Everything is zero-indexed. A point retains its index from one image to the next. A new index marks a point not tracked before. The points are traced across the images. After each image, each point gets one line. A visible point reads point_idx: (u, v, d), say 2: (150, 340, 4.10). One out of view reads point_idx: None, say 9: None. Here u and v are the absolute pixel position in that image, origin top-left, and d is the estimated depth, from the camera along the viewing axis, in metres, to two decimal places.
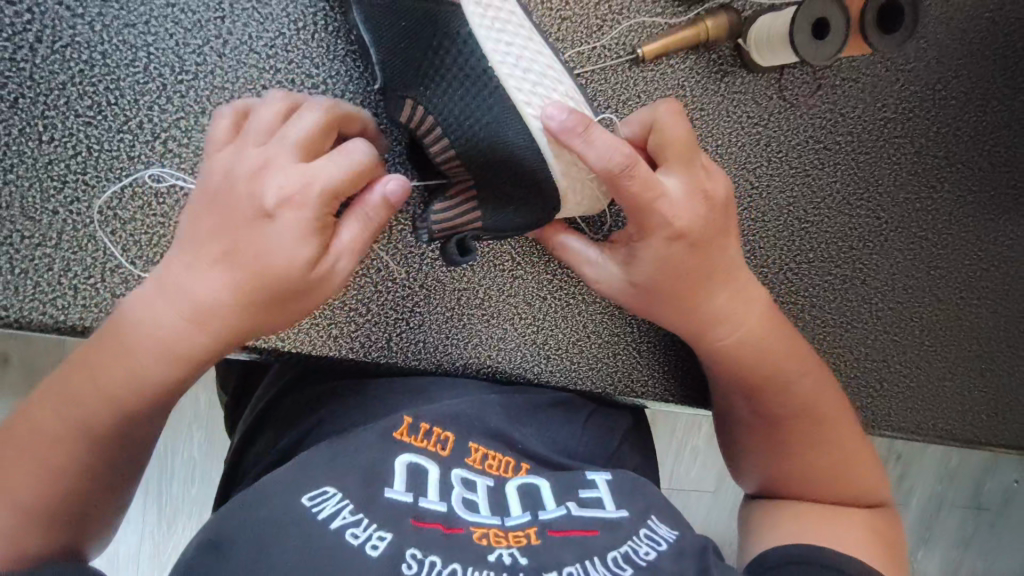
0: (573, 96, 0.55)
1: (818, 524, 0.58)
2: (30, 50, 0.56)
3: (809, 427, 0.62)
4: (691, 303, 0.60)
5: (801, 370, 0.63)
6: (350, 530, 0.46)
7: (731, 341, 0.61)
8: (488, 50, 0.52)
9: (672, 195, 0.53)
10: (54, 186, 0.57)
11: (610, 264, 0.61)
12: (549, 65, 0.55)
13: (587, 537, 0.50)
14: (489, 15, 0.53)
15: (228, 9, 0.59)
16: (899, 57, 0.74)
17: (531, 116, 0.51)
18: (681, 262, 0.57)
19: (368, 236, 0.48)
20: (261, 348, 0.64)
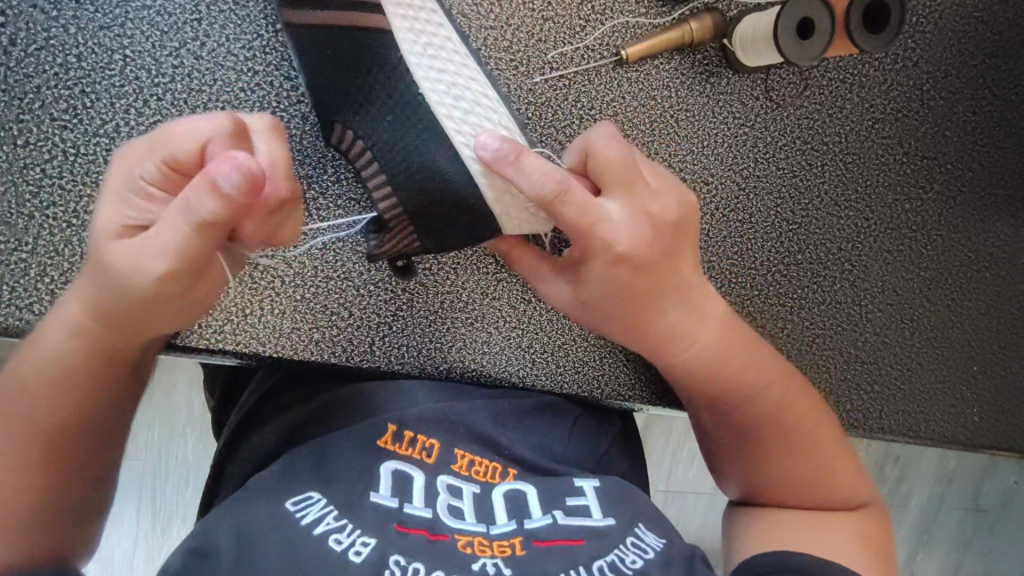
0: (508, 125, 0.55)
1: (803, 531, 0.57)
2: (4, 53, 0.55)
3: (773, 439, 0.61)
4: (642, 320, 0.59)
5: (768, 380, 0.62)
6: (333, 536, 0.45)
7: (686, 356, 0.61)
8: (418, 77, 0.53)
9: (612, 219, 0.53)
10: (29, 191, 0.57)
11: (558, 281, 0.60)
12: (483, 92, 0.55)
13: (573, 547, 0.49)
14: (422, 41, 0.54)
15: (204, 11, 0.59)
16: (886, 56, 0.74)
17: (462, 144, 0.52)
18: (629, 283, 0.56)
19: (185, 233, 0.37)
20: (241, 353, 0.63)
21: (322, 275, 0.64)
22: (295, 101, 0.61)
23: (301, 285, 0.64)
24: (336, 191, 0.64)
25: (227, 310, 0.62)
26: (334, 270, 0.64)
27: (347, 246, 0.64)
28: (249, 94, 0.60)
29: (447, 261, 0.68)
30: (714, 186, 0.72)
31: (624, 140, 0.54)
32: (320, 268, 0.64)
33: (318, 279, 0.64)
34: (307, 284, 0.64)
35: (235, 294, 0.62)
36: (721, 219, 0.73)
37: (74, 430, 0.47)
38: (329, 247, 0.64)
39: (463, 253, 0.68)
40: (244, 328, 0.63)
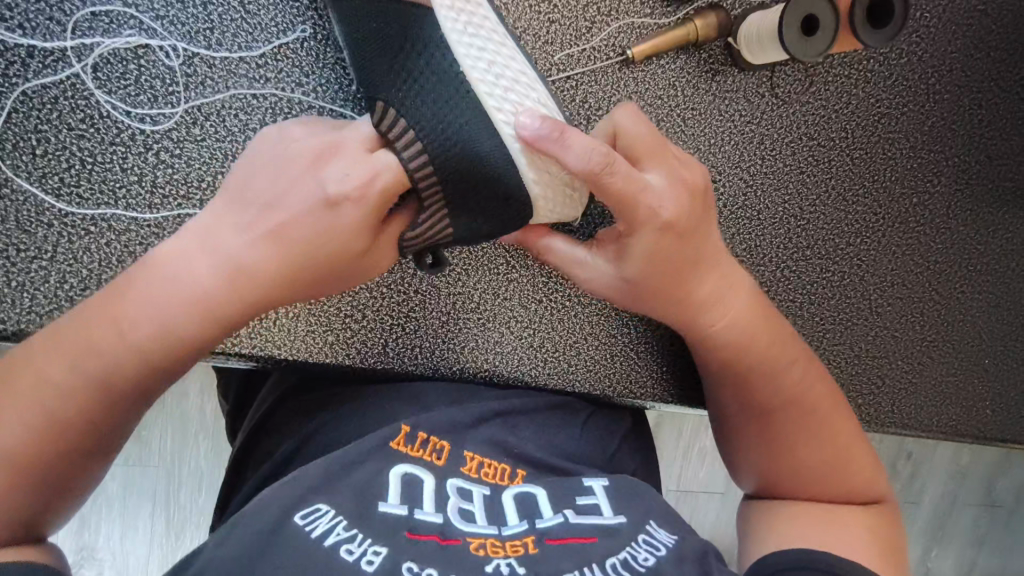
0: (547, 103, 0.56)
1: (816, 525, 0.58)
2: (23, 65, 0.57)
3: (800, 419, 0.61)
4: (683, 292, 0.60)
5: (793, 355, 0.63)
6: (344, 546, 0.45)
7: (723, 327, 0.61)
8: (459, 55, 0.53)
9: (656, 187, 0.54)
10: (48, 200, 0.58)
11: (599, 261, 0.60)
12: (522, 71, 0.55)
13: (584, 545, 0.49)
14: (462, 19, 0.54)
15: (217, 20, 0.60)
16: (891, 51, 0.74)
17: (502, 122, 0.52)
18: (672, 253, 0.57)
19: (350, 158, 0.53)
20: (257, 356, 0.64)
21: None
22: (306, 106, 0.62)
23: None
24: None
25: None
26: None
27: None
28: (262, 101, 0.61)
29: (458, 261, 0.68)
30: (721, 184, 0.72)
31: (647, 120, 0.58)
32: None
33: None
34: None
35: None
36: (730, 216, 0.73)
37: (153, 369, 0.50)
38: None
39: (474, 254, 0.69)
40: (260, 331, 0.64)
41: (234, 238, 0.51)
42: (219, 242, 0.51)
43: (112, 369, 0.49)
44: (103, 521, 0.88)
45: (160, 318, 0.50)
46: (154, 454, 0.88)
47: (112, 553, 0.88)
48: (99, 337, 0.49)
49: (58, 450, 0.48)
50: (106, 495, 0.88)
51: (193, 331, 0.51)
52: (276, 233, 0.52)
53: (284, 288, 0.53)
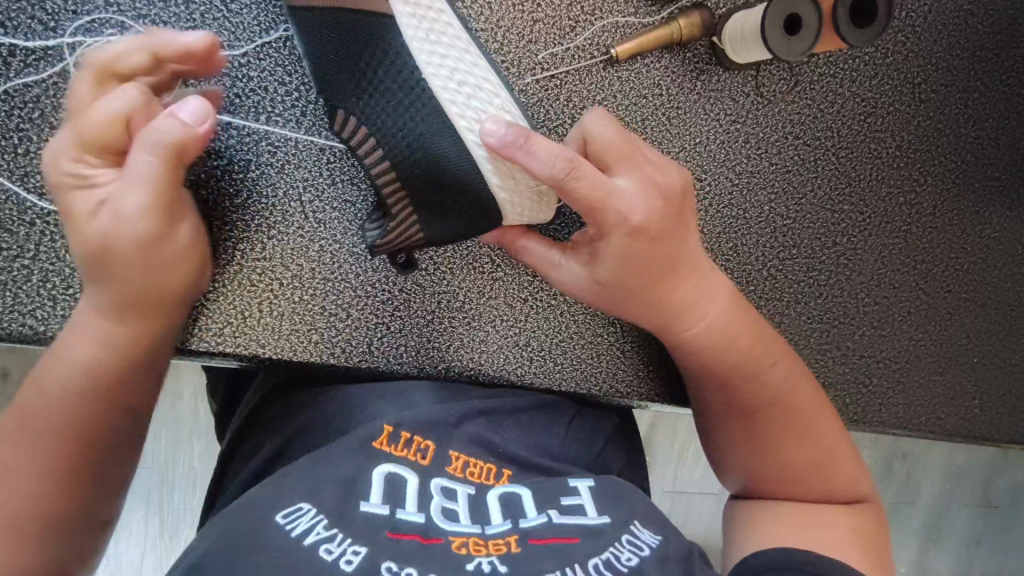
0: (510, 109, 0.55)
1: (797, 524, 0.58)
2: (4, 64, 0.57)
3: (779, 422, 0.61)
4: (657, 295, 0.60)
5: (773, 359, 0.63)
6: (323, 546, 0.45)
7: (698, 330, 0.62)
8: (421, 63, 0.53)
9: (625, 191, 0.55)
10: (30, 198, 0.58)
11: (573, 264, 0.60)
12: (485, 77, 0.55)
13: (568, 545, 0.49)
14: (424, 26, 0.54)
15: (199, 19, 0.60)
16: (875, 51, 0.74)
17: (465, 129, 0.53)
18: (644, 256, 0.57)
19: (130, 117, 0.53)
20: (240, 355, 0.64)
21: (319, 276, 0.65)
22: (290, 105, 0.63)
23: (299, 288, 0.65)
24: (332, 194, 0.65)
25: (227, 312, 0.63)
26: (331, 271, 0.65)
27: (344, 249, 0.66)
28: (245, 99, 0.62)
29: (444, 259, 0.68)
30: (707, 183, 0.72)
31: (618, 125, 0.59)
32: (318, 269, 0.65)
33: (316, 281, 0.65)
34: (305, 286, 0.65)
35: (234, 295, 0.63)
36: (715, 216, 0.73)
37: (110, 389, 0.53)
38: (326, 250, 0.65)
39: (459, 252, 0.69)
40: (243, 330, 0.63)
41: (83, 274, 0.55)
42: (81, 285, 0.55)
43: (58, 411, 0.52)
44: None
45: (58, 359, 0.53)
46: (147, 455, 0.88)
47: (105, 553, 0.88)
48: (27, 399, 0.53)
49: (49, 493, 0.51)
50: None
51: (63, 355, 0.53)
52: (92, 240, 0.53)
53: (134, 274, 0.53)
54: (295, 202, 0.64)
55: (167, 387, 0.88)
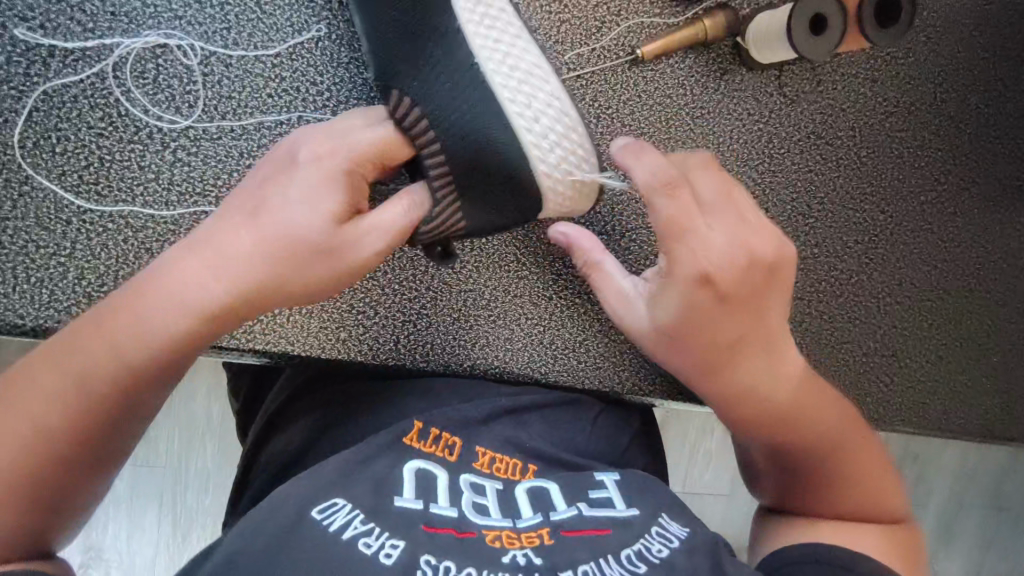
0: (560, 95, 0.55)
1: (837, 539, 0.56)
2: (44, 65, 0.58)
3: (829, 470, 0.59)
4: (723, 358, 0.57)
5: (836, 427, 0.60)
6: (362, 540, 0.46)
7: (765, 397, 0.58)
8: (474, 46, 0.54)
9: (710, 240, 0.54)
10: (67, 196, 0.58)
11: (640, 305, 0.60)
12: (536, 61, 0.55)
13: (600, 536, 0.50)
14: (479, 12, 0.55)
15: (234, 20, 0.61)
16: (898, 50, 0.75)
17: (515, 114, 0.53)
18: (715, 314, 0.56)
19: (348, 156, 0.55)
20: (268, 352, 0.66)
21: None
22: (320, 105, 0.62)
23: None
24: None
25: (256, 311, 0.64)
26: None
27: None
28: (276, 99, 0.62)
29: (469, 257, 0.69)
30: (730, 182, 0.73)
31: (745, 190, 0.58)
32: None
33: None
34: None
35: None
36: None
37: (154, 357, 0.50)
38: None
39: (485, 251, 0.69)
40: (272, 327, 0.65)
41: (204, 268, 0.51)
42: (190, 274, 0.51)
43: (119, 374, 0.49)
44: (110, 521, 0.89)
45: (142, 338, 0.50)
46: (161, 455, 0.89)
47: (118, 554, 0.89)
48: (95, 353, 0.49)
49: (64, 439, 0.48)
50: (114, 495, 0.89)
51: (201, 302, 0.51)
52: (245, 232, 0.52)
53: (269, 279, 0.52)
54: None
55: (182, 388, 0.88)
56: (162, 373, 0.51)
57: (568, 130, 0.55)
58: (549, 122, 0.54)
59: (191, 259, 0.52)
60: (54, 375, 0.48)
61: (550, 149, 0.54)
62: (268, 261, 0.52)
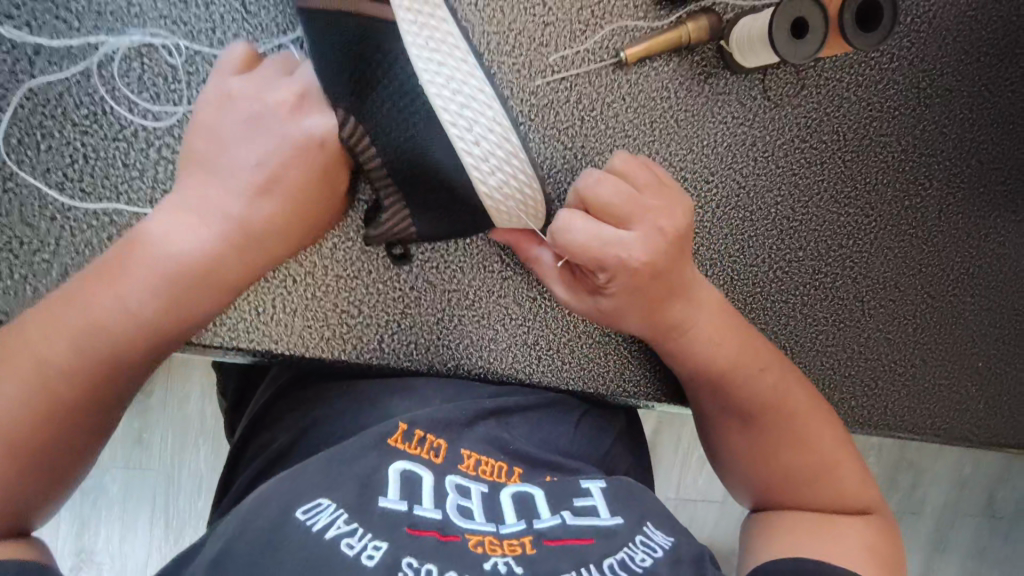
0: (501, 122, 0.53)
1: (809, 537, 0.58)
2: (29, 62, 0.58)
3: (780, 428, 0.63)
4: (653, 315, 0.63)
5: (766, 367, 0.65)
6: (345, 540, 0.46)
7: (696, 342, 0.64)
8: (418, 69, 0.50)
9: (625, 240, 0.58)
10: (52, 194, 0.59)
11: (579, 284, 0.64)
12: (480, 88, 0.52)
13: (582, 546, 0.50)
14: (424, 33, 0.51)
15: (218, 20, 0.61)
16: (881, 56, 0.75)
17: (456, 137, 0.52)
18: (643, 288, 0.60)
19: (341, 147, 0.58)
20: (254, 350, 0.65)
21: (331, 274, 0.66)
22: None
23: (312, 284, 0.66)
24: None
25: (239, 308, 0.64)
26: (343, 269, 0.66)
27: (356, 247, 0.66)
28: None
29: (454, 257, 0.69)
30: (714, 185, 0.73)
31: (648, 172, 0.61)
32: (330, 267, 0.66)
33: (328, 278, 0.66)
34: (318, 283, 0.66)
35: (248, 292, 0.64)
36: (723, 217, 0.74)
37: (176, 327, 0.51)
38: (338, 247, 0.66)
39: (470, 251, 0.70)
40: (257, 325, 0.64)
41: (211, 230, 0.52)
42: (196, 236, 0.51)
43: (128, 345, 0.48)
44: (102, 524, 0.88)
45: (155, 303, 0.49)
46: (154, 457, 0.89)
47: (110, 555, 0.89)
48: (104, 319, 0.47)
49: (64, 411, 0.46)
50: (106, 497, 0.88)
51: (214, 266, 0.52)
52: (258, 195, 0.54)
53: (279, 245, 0.56)
54: None
55: (176, 390, 0.89)
56: (172, 343, 0.51)
57: (509, 155, 0.54)
58: (490, 146, 0.53)
59: (192, 217, 0.52)
60: (54, 338, 0.46)
61: (491, 171, 0.54)
62: (278, 228, 0.55)
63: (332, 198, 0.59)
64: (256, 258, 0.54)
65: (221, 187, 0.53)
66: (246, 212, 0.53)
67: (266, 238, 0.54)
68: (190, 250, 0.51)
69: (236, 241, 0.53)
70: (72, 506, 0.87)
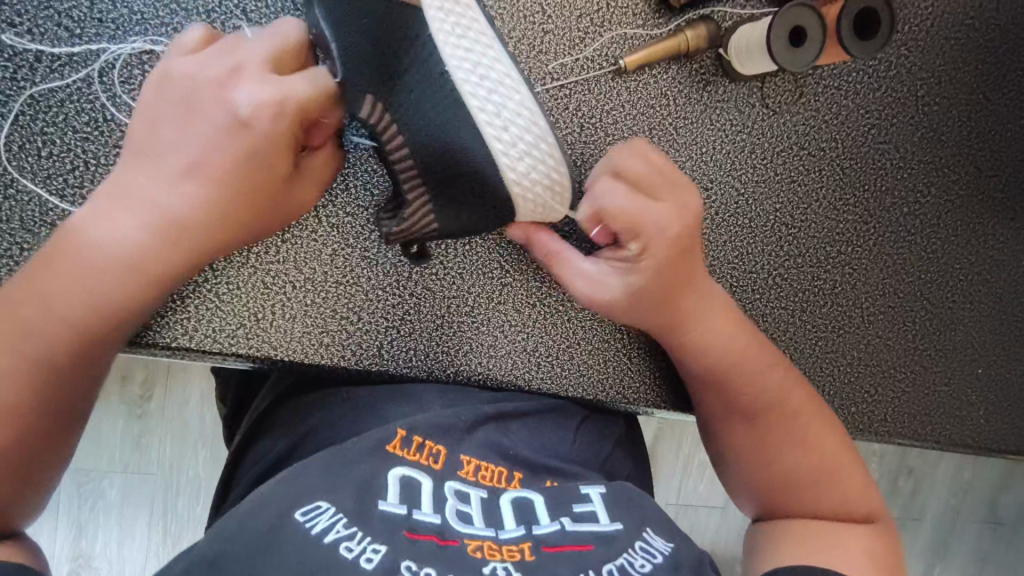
0: (527, 107, 0.55)
1: (807, 544, 0.58)
2: (30, 69, 0.58)
3: (780, 429, 0.63)
4: (680, 296, 0.63)
5: (771, 363, 0.65)
6: (344, 544, 0.46)
7: (712, 329, 0.64)
8: (445, 55, 0.54)
9: (661, 209, 0.60)
10: (52, 200, 0.59)
11: (602, 271, 0.63)
12: (506, 74, 0.55)
13: (581, 552, 0.49)
14: (451, 21, 0.54)
15: (219, 28, 0.61)
16: (879, 63, 0.75)
17: (485, 122, 0.54)
18: (673, 264, 0.61)
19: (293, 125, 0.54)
20: (251, 356, 0.64)
21: (331, 280, 0.66)
22: None
23: (311, 291, 0.65)
24: (345, 199, 0.66)
25: (239, 314, 0.63)
26: (343, 276, 0.66)
27: (355, 253, 0.66)
28: None
29: (454, 264, 0.69)
30: (713, 192, 0.73)
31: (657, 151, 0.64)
32: (330, 274, 0.66)
33: (327, 285, 0.66)
34: (318, 289, 0.65)
35: (247, 299, 0.64)
36: (723, 224, 0.74)
37: (100, 325, 0.52)
38: (338, 253, 0.66)
39: (470, 258, 0.70)
40: (256, 332, 0.64)
41: (136, 221, 0.52)
42: (122, 228, 0.52)
43: (53, 346, 0.50)
44: (101, 528, 0.88)
45: (83, 300, 0.51)
46: (152, 462, 0.89)
47: (108, 561, 0.89)
48: (31, 318, 0.50)
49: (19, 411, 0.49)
50: (104, 503, 0.88)
51: (139, 258, 0.52)
52: (186, 185, 0.53)
53: (216, 234, 0.54)
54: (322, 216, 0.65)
55: (175, 395, 0.89)
56: (111, 338, 0.53)
57: (537, 139, 0.56)
58: (517, 131, 0.55)
59: (125, 207, 0.52)
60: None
61: (518, 156, 0.55)
62: (213, 217, 0.53)
63: (279, 180, 0.55)
64: (190, 248, 0.54)
65: (155, 175, 0.53)
66: (174, 202, 0.52)
67: (200, 227, 0.53)
68: (110, 246, 0.51)
69: (164, 231, 0.52)
70: (71, 510, 0.87)
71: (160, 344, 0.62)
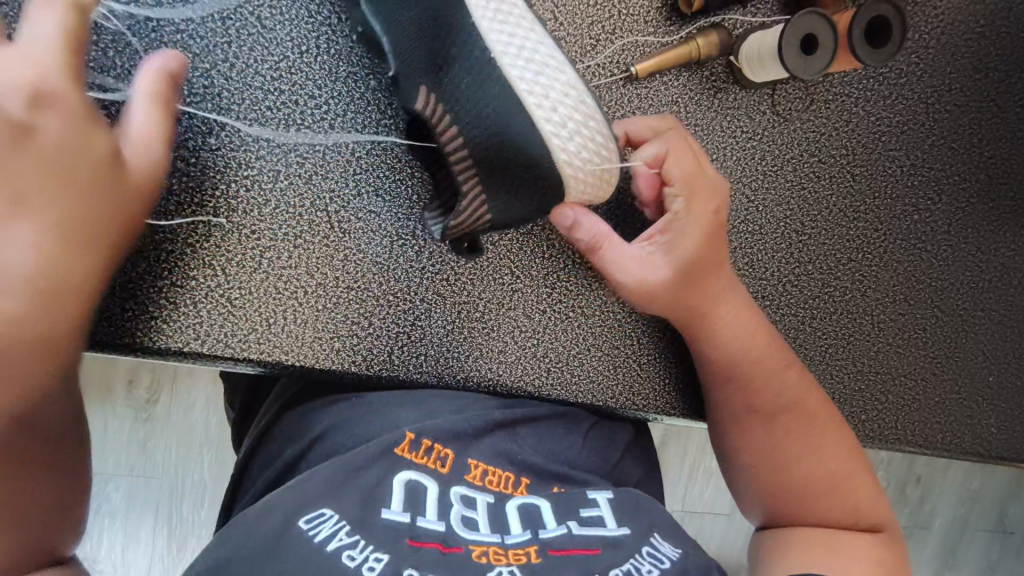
0: (574, 88, 0.55)
1: (811, 552, 0.58)
2: None
3: (791, 434, 0.63)
4: (721, 269, 0.64)
5: (785, 361, 0.65)
6: (346, 552, 0.46)
7: (739, 310, 0.65)
8: (491, 41, 0.54)
9: (709, 178, 0.63)
10: None
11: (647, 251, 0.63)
12: (551, 58, 0.55)
13: (588, 556, 0.49)
14: (492, 9, 0.54)
15: (235, 35, 0.62)
16: (890, 71, 0.75)
17: (534, 105, 0.54)
18: (714, 238, 0.63)
19: (161, 109, 0.54)
20: (265, 361, 0.64)
21: (342, 286, 0.66)
22: (320, 118, 0.64)
23: (322, 296, 0.65)
24: (357, 204, 0.66)
25: (251, 318, 0.63)
26: (354, 280, 0.66)
27: (366, 259, 0.66)
28: (272, 115, 0.63)
29: (465, 269, 0.69)
30: None
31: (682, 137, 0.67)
32: (341, 279, 0.66)
33: (338, 290, 0.66)
34: (329, 294, 0.65)
35: (259, 303, 0.63)
36: (733, 230, 0.74)
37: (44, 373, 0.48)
38: (349, 258, 0.66)
39: (481, 264, 0.70)
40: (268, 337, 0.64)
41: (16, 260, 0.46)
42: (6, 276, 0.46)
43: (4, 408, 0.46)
44: (106, 532, 0.88)
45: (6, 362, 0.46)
46: (158, 467, 0.89)
47: (113, 565, 0.88)
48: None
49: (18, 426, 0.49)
50: (110, 507, 0.88)
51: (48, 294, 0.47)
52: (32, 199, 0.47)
53: (89, 234, 0.49)
54: (334, 222, 0.65)
55: (182, 399, 0.89)
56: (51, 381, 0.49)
57: (586, 119, 0.56)
58: (566, 112, 0.55)
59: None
60: None
61: (569, 138, 0.55)
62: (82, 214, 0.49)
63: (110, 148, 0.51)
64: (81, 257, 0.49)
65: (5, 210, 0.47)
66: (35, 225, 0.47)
67: (75, 233, 0.49)
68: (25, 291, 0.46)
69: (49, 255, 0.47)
70: None
71: (173, 350, 0.62)
